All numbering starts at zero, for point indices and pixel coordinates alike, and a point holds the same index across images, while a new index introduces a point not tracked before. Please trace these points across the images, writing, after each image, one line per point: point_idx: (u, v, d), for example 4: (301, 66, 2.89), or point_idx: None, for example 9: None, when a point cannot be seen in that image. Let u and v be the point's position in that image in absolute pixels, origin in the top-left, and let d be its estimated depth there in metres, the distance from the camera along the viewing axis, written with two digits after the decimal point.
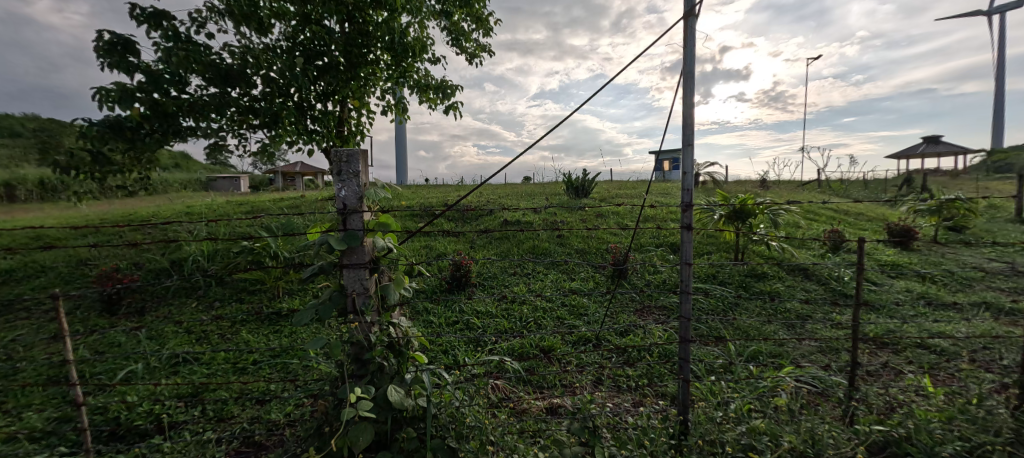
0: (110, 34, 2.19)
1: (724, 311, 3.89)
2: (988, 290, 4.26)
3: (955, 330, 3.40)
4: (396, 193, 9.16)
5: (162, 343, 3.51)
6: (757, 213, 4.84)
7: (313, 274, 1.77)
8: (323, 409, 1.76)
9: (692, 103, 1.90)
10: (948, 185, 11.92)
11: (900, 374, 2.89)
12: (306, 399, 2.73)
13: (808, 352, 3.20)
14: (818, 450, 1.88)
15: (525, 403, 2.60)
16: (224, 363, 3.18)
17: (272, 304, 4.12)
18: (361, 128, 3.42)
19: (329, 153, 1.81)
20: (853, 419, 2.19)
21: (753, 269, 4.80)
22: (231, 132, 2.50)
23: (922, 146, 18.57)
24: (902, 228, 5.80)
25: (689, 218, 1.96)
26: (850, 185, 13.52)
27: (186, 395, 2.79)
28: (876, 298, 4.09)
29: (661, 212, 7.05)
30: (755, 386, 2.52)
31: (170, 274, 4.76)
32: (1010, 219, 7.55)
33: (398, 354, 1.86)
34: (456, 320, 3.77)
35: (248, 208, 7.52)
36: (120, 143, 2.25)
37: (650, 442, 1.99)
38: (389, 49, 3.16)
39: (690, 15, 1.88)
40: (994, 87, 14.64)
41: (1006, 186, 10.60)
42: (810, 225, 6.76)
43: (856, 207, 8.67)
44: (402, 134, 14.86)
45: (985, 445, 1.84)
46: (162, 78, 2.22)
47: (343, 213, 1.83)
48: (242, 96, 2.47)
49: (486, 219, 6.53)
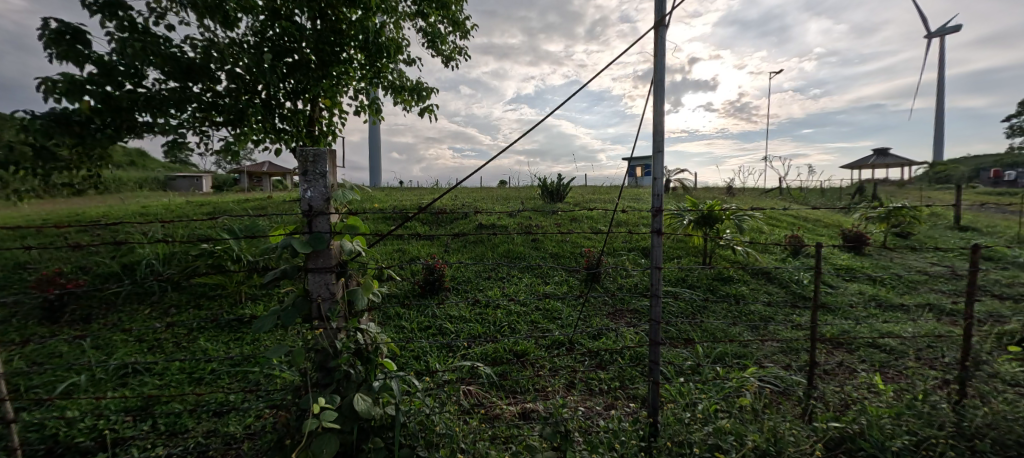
0: (58, 22, 2.04)
1: (693, 313, 3.99)
2: (932, 292, 4.53)
3: (902, 330, 3.62)
4: (368, 195, 9.01)
5: (108, 353, 3.29)
6: (723, 219, 5.01)
7: (276, 278, 1.69)
8: (284, 421, 1.67)
9: (662, 109, 1.93)
10: (897, 194, 12.64)
11: (853, 372, 3.04)
12: (266, 411, 2.61)
13: (771, 353, 3.32)
14: (780, 448, 1.91)
15: (498, 408, 2.57)
16: (179, 374, 3.02)
17: (233, 311, 3.95)
18: (332, 128, 3.33)
19: (295, 152, 1.74)
20: (812, 417, 2.26)
21: (719, 272, 4.96)
22: (191, 130, 2.39)
23: (872, 157, 19.58)
24: (855, 234, 6.12)
25: (659, 222, 1.98)
26: (809, 193, 14.19)
27: (135, 408, 2.63)
28: (833, 300, 4.29)
29: (634, 216, 7.22)
30: (721, 386, 2.60)
31: (121, 279, 4.50)
32: (950, 226, 8.13)
33: (366, 361, 1.78)
34: (428, 325, 3.71)
35: (208, 210, 7.20)
36: (68, 138, 2.09)
37: (620, 445, 2.00)
38: (364, 49, 3.10)
39: (660, 24, 1.91)
40: (937, 105, 15.70)
41: (946, 196, 11.41)
42: (773, 230, 7.06)
43: (813, 214, 9.09)
44: (375, 135, 14.62)
45: (930, 439, 1.94)
46: (116, 70, 2.10)
47: (308, 215, 1.76)
48: (205, 92, 2.37)
49: (460, 222, 6.48)
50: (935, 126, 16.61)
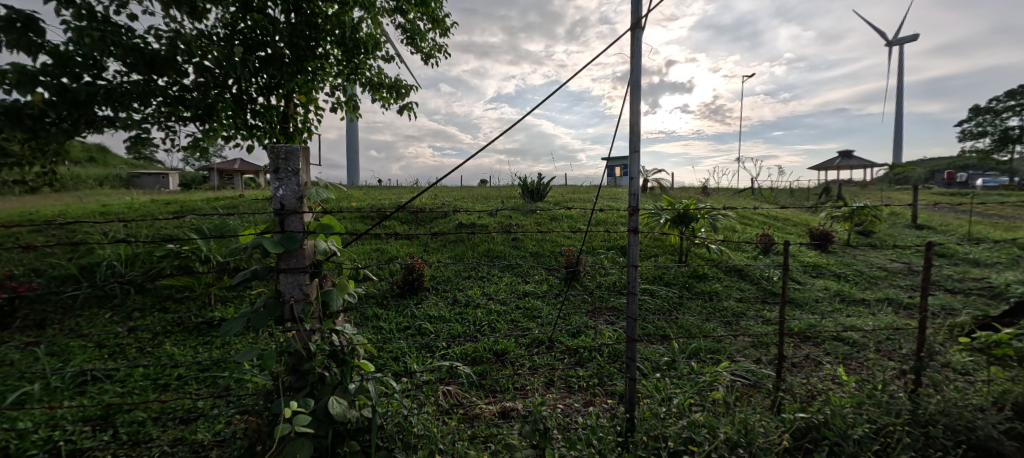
0: (8, 9, 1.92)
1: (669, 310, 4.06)
2: (892, 287, 4.75)
3: (864, 324, 3.78)
4: (345, 194, 8.84)
5: (65, 360, 3.13)
6: (698, 218, 5.12)
7: (246, 279, 1.63)
8: (255, 427, 1.62)
9: (638, 110, 1.96)
10: (860, 193, 13.19)
11: (819, 364, 3.16)
12: (237, 417, 2.53)
13: (743, 347, 3.41)
14: (750, 439, 1.96)
15: (477, 408, 2.56)
16: (143, 380, 2.89)
17: (201, 314, 3.81)
18: (307, 125, 3.25)
19: (266, 148, 1.68)
20: (781, 408, 2.33)
21: (695, 270, 5.06)
22: (156, 125, 2.29)
23: (837, 158, 20.37)
24: (821, 232, 6.36)
25: (635, 221, 2.00)
26: (779, 192, 14.64)
27: (94, 418, 2.51)
28: (800, 296, 4.45)
29: (612, 215, 7.31)
30: (695, 381, 2.65)
31: (79, 282, 4.28)
32: (908, 224, 8.54)
33: (342, 363, 1.74)
34: (407, 326, 3.66)
35: (174, 208, 6.91)
36: (19, 132, 1.97)
37: (598, 441, 2.01)
38: (340, 44, 3.03)
39: (636, 26, 1.93)
40: (896, 109, 16.45)
41: (905, 196, 11.97)
42: (745, 229, 7.27)
43: (782, 213, 9.40)
44: (351, 133, 14.35)
45: (888, 427, 2.03)
46: (73, 61, 1.99)
47: (280, 214, 1.71)
48: (171, 86, 2.27)
49: (439, 221, 6.42)
50: (895, 129, 17.41)
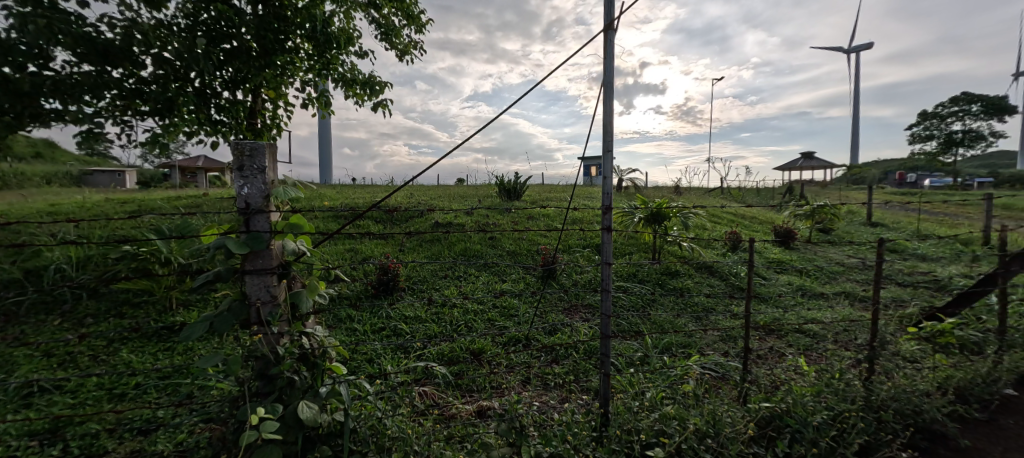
0: None
1: (643, 307, 4.14)
2: (849, 281, 4.99)
3: (825, 316, 3.96)
4: (317, 193, 8.61)
5: (8, 371, 2.93)
6: (670, 216, 5.24)
7: (208, 281, 1.56)
8: (220, 435, 1.56)
9: (611, 110, 1.98)
10: (821, 192, 13.80)
11: (783, 356, 3.29)
12: (200, 425, 2.42)
13: (712, 342, 3.51)
14: (718, 430, 2.02)
15: (453, 408, 2.54)
16: (97, 390, 2.74)
17: (161, 318, 3.63)
18: (276, 121, 3.15)
19: (229, 144, 1.62)
20: (747, 399, 2.41)
21: (667, 267, 5.17)
22: (111, 119, 2.17)
23: (800, 159, 21.23)
24: (785, 230, 6.61)
25: (609, 219, 2.02)
26: (746, 192, 15.13)
27: (41, 432, 2.36)
28: (766, 291, 4.61)
29: (588, 214, 7.39)
30: (667, 375, 2.71)
31: (24, 286, 4.01)
32: (864, 222, 9.00)
33: (312, 366, 1.69)
34: (381, 327, 3.60)
35: (131, 208, 6.56)
36: None
37: (573, 436, 2.02)
38: (311, 38, 2.94)
39: (610, 27, 1.95)
40: (853, 113, 17.28)
41: (862, 195, 12.60)
42: (715, 227, 7.48)
43: (750, 212, 9.73)
44: (322, 130, 13.99)
45: (844, 413, 2.12)
46: (16, 49, 1.86)
47: (245, 213, 1.65)
48: (127, 78, 2.16)
49: (415, 221, 6.34)
50: (852, 132, 18.29)
